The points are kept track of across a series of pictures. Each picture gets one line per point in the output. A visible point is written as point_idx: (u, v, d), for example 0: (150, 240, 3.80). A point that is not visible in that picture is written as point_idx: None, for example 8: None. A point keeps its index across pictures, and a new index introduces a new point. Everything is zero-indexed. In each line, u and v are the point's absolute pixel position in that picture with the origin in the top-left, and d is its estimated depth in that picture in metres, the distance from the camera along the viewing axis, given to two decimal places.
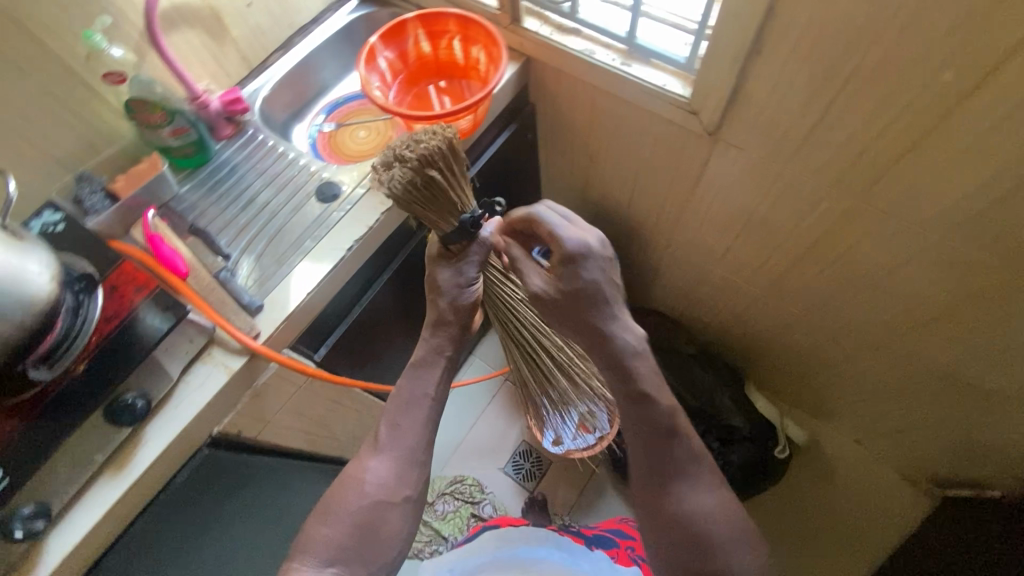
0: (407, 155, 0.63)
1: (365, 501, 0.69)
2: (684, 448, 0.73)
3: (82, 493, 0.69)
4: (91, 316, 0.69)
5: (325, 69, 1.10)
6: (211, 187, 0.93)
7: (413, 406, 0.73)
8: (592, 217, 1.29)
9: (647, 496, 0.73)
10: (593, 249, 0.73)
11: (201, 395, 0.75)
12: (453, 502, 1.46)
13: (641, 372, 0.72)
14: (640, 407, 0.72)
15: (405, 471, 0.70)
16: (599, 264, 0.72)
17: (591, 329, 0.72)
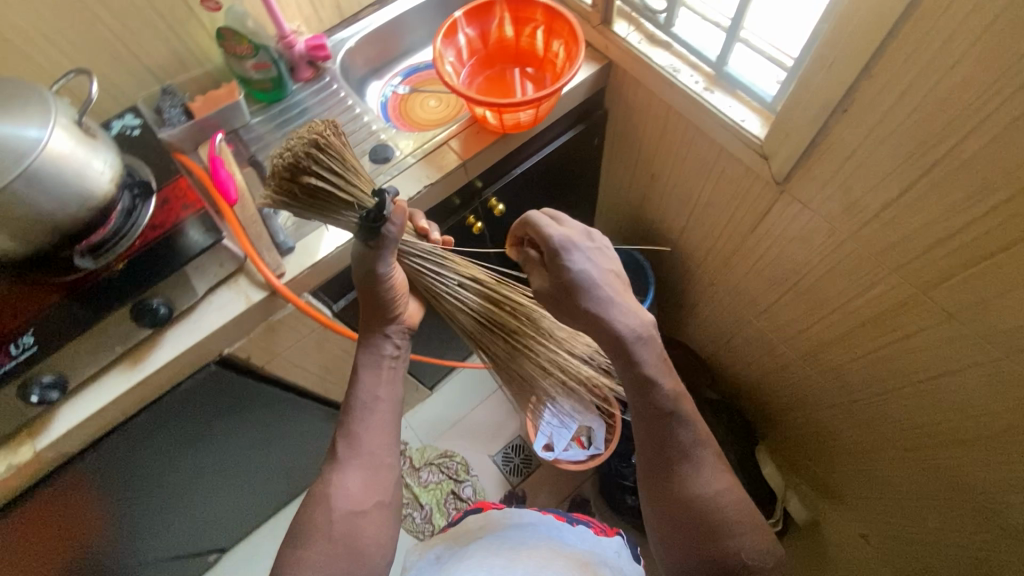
0: (274, 166, 0.61)
1: (336, 513, 0.64)
2: (694, 441, 0.66)
3: (99, 375, 0.76)
4: (140, 221, 0.74)
5: (412, 32, 1.12)
6: (279, 124, 0.97)
7: (371, 409, 0.69)
8: (641, 236, 1.26)
9: (655, 485, 0.67)
10: (582, 242, 0.69)
11: (220, 316, 0.79)
12: (437, 474, 1.50)
13: (644, 362, 0.66)
14: (643, 400, 0.66)
15: (371, 477, 0.67)
16: (587, 256, 0.68)
17: (585, 316, 0.66)
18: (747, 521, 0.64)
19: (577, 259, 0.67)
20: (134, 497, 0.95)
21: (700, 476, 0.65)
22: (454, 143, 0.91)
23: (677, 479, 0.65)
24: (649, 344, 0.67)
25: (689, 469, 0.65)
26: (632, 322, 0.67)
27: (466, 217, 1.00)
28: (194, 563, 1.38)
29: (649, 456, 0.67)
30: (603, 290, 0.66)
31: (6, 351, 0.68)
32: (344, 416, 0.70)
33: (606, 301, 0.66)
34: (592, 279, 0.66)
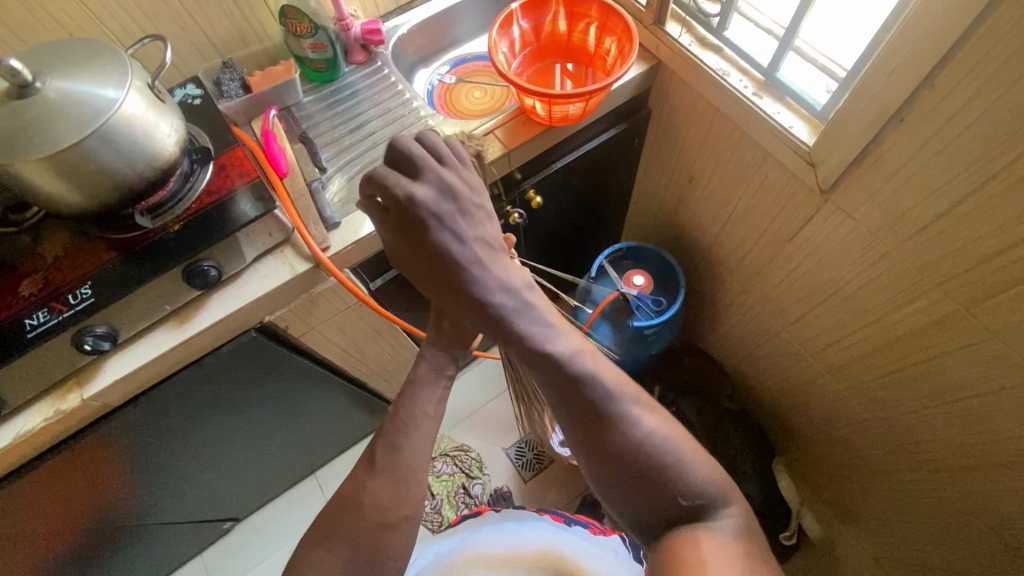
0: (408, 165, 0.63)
1: (361, 523, 0.65)
2: (605, 395, 0.62)
3: (146, 332, 0.78)
4: (197, 185, 0.77)
5: (463, 23, 1.14)
6: (330, 104, 1.00)
7: (416, 424, 0.70)
8: (674, 239, 1.26)
9: (586, 450, 0.63)
10: (458, 203, 0.59)
11: (265, 284, 0.82)
12: (452, 466, 1.51)
13: (535, 331, 0.60)
14: (547, 369, 0.61)
15: (402, 490, 0.67)
16: (463, 217, 0.59)
17: (461, 297, 0.59)
18: (684, 455, 0.63)
19: (446, 217, 0.58)
20: (165, 455, 0.98)
21: (630, 432, 0.62)
22: (500, 132, 0.93)
23: (608, 445, 0.62)
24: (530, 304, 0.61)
25: (616, 426, 0.62)
26: (513, 291, 0.60)
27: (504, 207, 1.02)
28: (210, 528, 1.42)
29: (575, 431, 0.64)
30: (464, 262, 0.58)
31: (65, 301, 0.71)
32: (388, 425, 0.70)
33: (477, 269, 0.59)
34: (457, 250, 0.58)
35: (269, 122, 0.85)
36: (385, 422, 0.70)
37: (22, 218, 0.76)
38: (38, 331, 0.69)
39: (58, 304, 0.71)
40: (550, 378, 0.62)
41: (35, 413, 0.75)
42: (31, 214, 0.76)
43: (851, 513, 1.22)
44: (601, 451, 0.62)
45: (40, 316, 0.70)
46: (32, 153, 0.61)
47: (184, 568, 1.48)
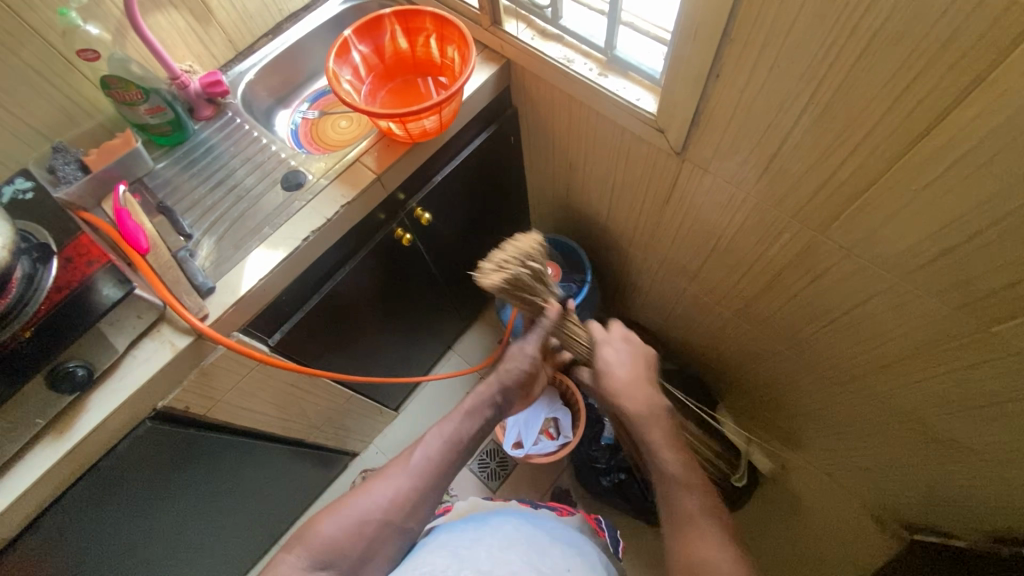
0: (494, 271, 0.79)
1: (368, 513, 0.72)
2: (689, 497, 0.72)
3: (23, 453, 0.72)
4: (43, 285, 0.71)
5: (315, 57, 1.12)
6: (185, 165, 0.95)
7: (452, 443, 0.79)
8: (574, 223, 1.29)
9: (669, 521, 0.72)
10: (616, 340, 0.89)
11: (145, 369, 0.77)
12: None
13: (636, 413, 0.79)
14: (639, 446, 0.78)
15: (414, 501, 0.75)
16: (618, 346, 0.88)
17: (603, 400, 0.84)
18: None
19: (607, 351, 0.87)
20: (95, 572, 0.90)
21: (700, 543, 0.67)
22: (366, 159, 0.91)
23: (679, 531, 0.70)
24: (657, 431, 0.78)
25: (693, 518, 0.70)
26: (636, 379, 0.83)
27: (392, 230, 1.01)
28: None
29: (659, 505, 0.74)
30: (624, 389, 0.82)
31: None
32: (432, 430, 0.80)
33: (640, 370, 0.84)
34: (630, 404, 0.81)
35: (121, 201, 0.82)
36: (435, 425, 0.80)
37: None
38: None
39: None
40: (655, 466, 0.76)
41: None
42: None
43: (795, 434, 1.26)
44: (681, 529, 0.70)
45: None
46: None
47: None
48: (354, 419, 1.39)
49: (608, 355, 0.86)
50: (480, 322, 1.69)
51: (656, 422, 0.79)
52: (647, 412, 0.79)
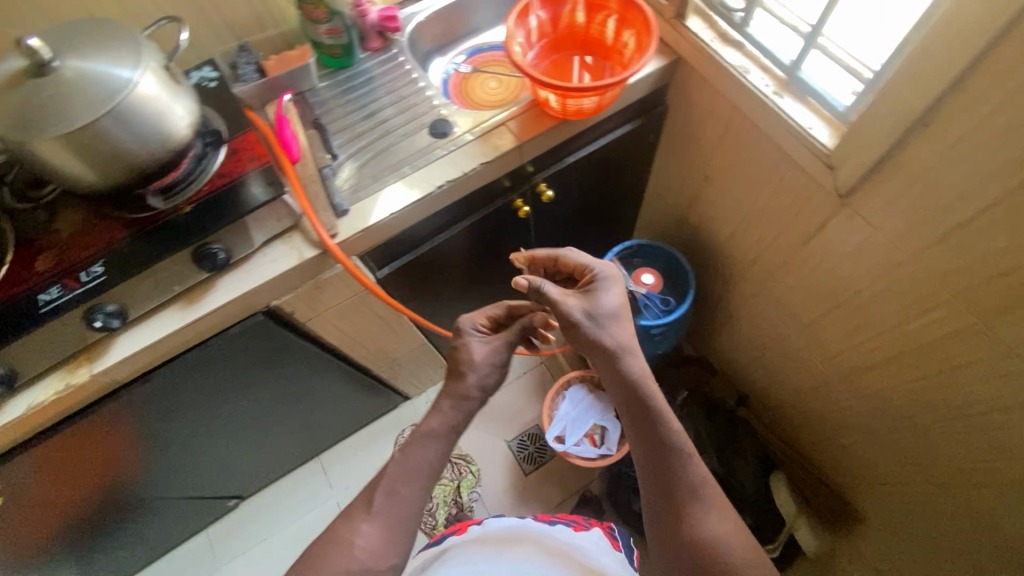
0: None
1: (354, 566, 0.68)
2: (702, 483, 0.76)
3: (156, 310, 0.79)
4: (209, 168, 0.78)
5: (479, 13, 1.15)
6: (344, 90, 0.99)
7: (417, 475, 0.74)
8: (687, 238, 1.24)
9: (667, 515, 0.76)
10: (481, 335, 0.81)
11: (273, 268, 0.82)
12: (451, 473, 1.51)
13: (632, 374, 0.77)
14: (661, 453, 0.76)
15: (392, 536, 0.71)
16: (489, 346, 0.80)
17: (610, 369, 0.78)
18: None
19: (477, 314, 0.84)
20: (173, 430, 0.99)
21: (709, 526, 0.73)
22: (512, 124, 0.91)
23: (685, 523, 0.74)
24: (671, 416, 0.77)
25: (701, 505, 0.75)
26: (618, 326, 0.78)
27: (515, 199, 1.01)
28: (215, 504, 1.45)
29: (690, 507, 0.75)
30: (626, 344, 0.78)
31: (77, 278, 0.72)
32: (389, 469, 0.75)
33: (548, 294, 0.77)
34: (639, 371, 0.78)
35: (285, 108, 0.89)
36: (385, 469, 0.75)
37: (39, 194, 0.78)
38: (51, 305, 0.71)
39: (70, 281, 0.72)
40: (668, 460, 0.76)
41: (46, 385, 0.76)
42: (47, 191, 0.78)
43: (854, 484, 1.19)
44: (691, 523, 0.74)
45: (53, 291, 0.71)
46: (42, 131, 0.62)
47: (190, 543, 1.53)
48: (418, 365, 1.44)
49: (602, 300, 0.79)
50: None
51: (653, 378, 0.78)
52: (606, 362, 0.78)
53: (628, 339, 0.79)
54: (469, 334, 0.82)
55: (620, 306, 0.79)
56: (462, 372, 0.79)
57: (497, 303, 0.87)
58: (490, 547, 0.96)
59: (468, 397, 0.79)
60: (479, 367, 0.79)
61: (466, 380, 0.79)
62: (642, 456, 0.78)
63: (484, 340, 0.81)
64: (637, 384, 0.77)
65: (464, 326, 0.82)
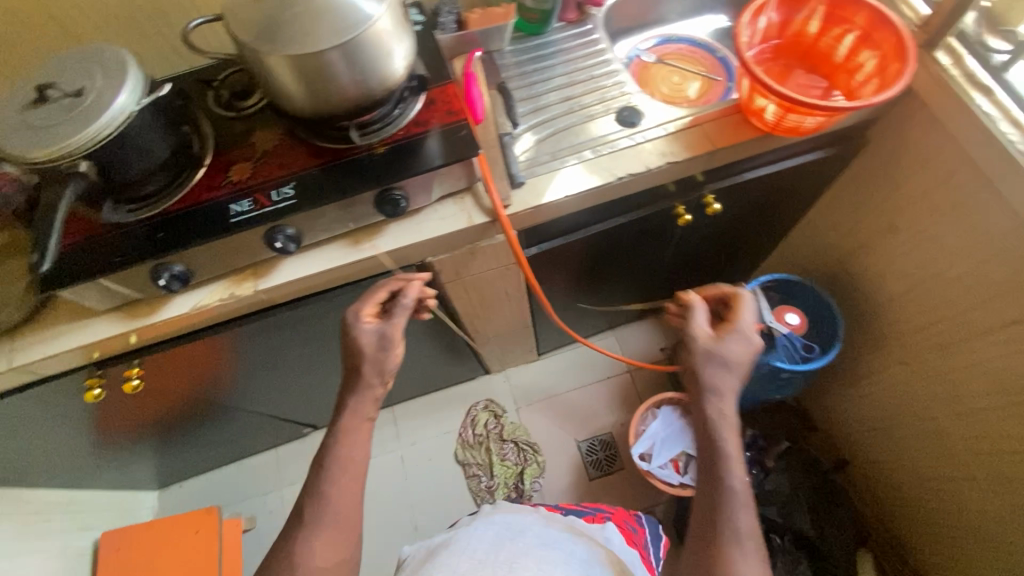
0: None
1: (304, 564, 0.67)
2: (743, 538, 0.64)
3: (325, 243, 0.80)
4: (406, 113, 0.76)
5: (676, 2, 1.09)
6: (532, 59, 0.97)
7: (343, 471, 0.71)
8: (839, 282, 1.15)
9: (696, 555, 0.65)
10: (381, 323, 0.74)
11: (441, 226, 0.81)
12: (518, 455, 1.51)
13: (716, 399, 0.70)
14: (707, 491, 0.67)
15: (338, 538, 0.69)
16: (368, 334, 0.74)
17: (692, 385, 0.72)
18: None
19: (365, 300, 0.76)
20: (295, 356, 1.02)
21: None
22: (707, 127, 0.85)
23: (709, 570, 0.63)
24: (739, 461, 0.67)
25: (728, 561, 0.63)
26: (726, 347, 0.71)
27: (676, 205, 0.94)
28: (293, 428, 1.51)
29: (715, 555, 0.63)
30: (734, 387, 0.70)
31: (268, 197, 0.73)
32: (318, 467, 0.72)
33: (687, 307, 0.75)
34: (727, 417, 0.69)
35: (473, 64, 0.88)
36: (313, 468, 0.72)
37: (243, 105, 0.79)
38: (240, 218, 0.72)
39: (261, 198, 0.73)
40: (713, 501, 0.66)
41: (213, 291, 0.79)
42: (250, 104, 0.79)
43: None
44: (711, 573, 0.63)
45: (244, 205, 0.72)
46: (277, 47, 0.61)
47: (260, 456, 1.60)
48: (512, 343, 1.43)
49: (728, 343, 0.70)
50: (653, 319, 1.63)
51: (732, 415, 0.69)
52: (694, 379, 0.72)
53: (732, 365, 0.70)
54: (360, 329, 0.74)
55: (738, 362, 0.70)
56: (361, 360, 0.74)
57: (376, 288, 0.78)
58: (505, 526, 0.86)
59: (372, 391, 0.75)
60: (372, 355, 0.73)
61: (365, 370, 0.74)
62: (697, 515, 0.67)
63: (375, 331, 0.74)
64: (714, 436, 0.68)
65: (351, 319, 0.74)
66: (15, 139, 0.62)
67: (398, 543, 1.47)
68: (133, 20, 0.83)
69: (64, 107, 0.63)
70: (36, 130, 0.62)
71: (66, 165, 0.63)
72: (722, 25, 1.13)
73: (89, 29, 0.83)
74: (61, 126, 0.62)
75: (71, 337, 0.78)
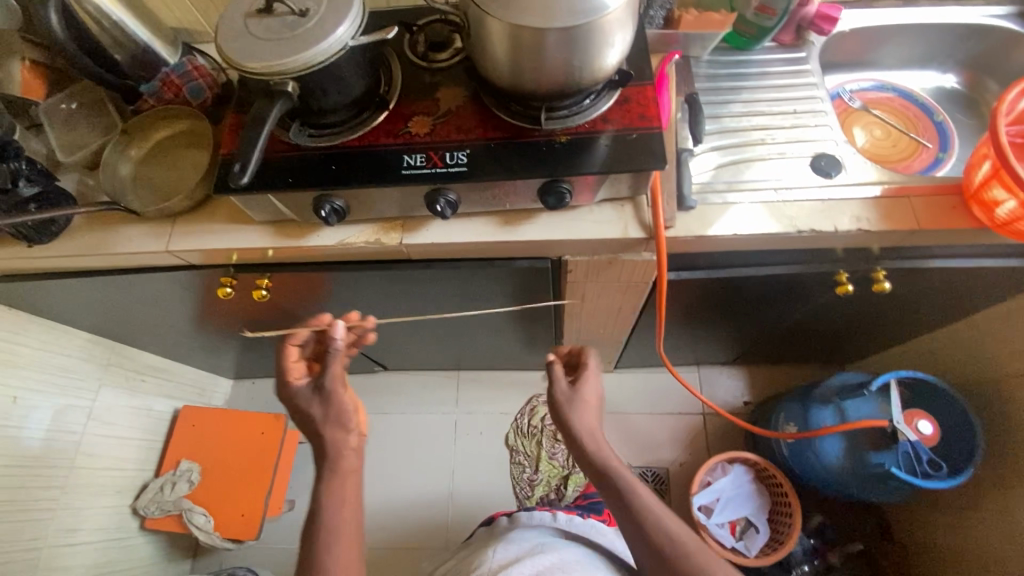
0: None
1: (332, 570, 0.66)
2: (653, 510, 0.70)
3: (475, 214, 0.79)
4: (597, 108, 0.73)
5: (902, 47, 0.97)
6: (730, 74, 0.89)
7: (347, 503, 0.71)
8: (990, 400, 1.02)
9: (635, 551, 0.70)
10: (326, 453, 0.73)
11: (594, 229, 0.77)
12: (567, 459, 1.51)
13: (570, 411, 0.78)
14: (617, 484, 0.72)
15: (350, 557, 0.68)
16: (310, 397, 0.74)
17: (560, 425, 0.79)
18: None
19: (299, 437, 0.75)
20: (402, 307, 1.03)
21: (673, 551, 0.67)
22: (916, 201, 0.75)
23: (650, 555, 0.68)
24: (610, 451, 0.75)
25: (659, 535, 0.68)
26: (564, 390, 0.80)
27: (840, 272, 0.85)
28: (366, 364, 1.56)
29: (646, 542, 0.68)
30: (588, 418, 0.78)
31: (442, 157, 0.72)
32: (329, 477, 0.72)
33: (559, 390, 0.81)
34: (586, 425, 0.77)
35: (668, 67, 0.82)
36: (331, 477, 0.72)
37: (436, 58, 0.79)
38: (410, 171, 0.72)
39: (435, 158, 0.72)
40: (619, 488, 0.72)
41: (361, 231, 0.79)
42: (444, 59, 0.78)
43: None
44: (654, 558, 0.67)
45: (417, 159, 0.72)
46: (505, 14, 0.59)
47: None
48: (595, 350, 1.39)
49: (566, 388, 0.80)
50: (743, 368, 1.54)
51: (582, 412, 0.78)
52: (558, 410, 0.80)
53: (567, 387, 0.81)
54: (298, 393, 0.75)
55: (586, 384, 0.81)
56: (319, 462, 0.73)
57: (285, 344, 0.79)
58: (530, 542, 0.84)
59: (349, 439, 0.74)
60: (324, 412, 0.73)
61: (329, 440, 0.73)
62: (617, 522, 0.72)
63: (310, 391, 0.75)
64: (598, 474, 0.74)
65: (285, 386, 0.77)
66: (240, 46, 0.63)
67: (430, 502, 1.51)
68: None
69: (286, 23, 0.64)
70: (259, 42, 0.63)
71: (274, 81, 0.64)
72: (946, 85, 1.00)
73: None
74: (284, 42, 0.63)
75: (225, 237, 0.81)
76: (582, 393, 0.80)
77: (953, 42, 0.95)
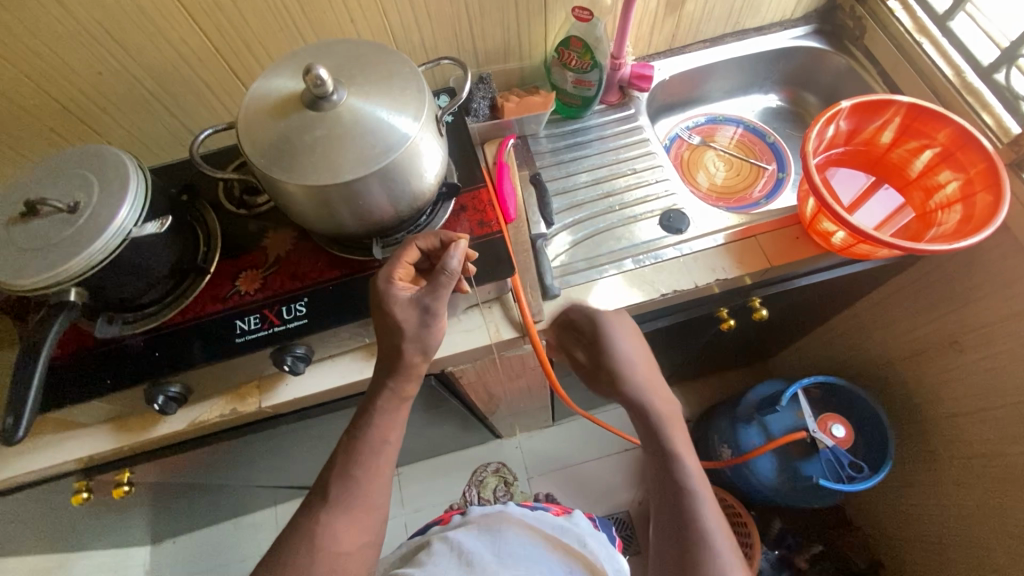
0: None
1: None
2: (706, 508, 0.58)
3: (336, 355, 0.73)
4: (434, 223, 0.69)
5: (722, 80, 1.02)
6: (568, 144, 0.90)
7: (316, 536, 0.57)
8: (889, 382, 1.07)
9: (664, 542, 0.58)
10: (398, 302, 0.56)
11: (464, 340, 0.73)
12: None
13: (616, 354, 0.64)
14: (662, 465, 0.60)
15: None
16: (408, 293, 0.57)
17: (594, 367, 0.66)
18: None
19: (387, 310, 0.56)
20: (298, 447, 0.95)
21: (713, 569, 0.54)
22: (764, 239, 0.77)
23: (685, 553, 0.56)
24: (676, 431, 0.62)
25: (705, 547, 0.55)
26: (621, 340, 0.64)
27: (720, 310, 0.83)
28: (293, 492, 1.43)
29: (688, 538, 0.56)
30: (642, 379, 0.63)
31: (278, 313, 0.66)
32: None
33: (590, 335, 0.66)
34: (647, 388, 0.63)
35: (506, 153, 0.81)
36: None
37: (255, 202, 0.73)
38: (246, 338, 0.65)
39: (271, 315, 0.66)
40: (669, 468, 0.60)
41: (214, 404, 0.72)
42: (265, 203, 0.73)
43: None
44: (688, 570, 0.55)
45: (251, 321, 0.66)
46: (295, 173, 0.54)
47: (259, 514, 1.53)
48: (525, 414, 1.35)
49: (617, 335, 0.64)
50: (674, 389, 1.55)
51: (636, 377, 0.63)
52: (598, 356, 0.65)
53: (623, 331, 0.65)
54: (387, 283, 0.57)
55: (635, 337, 0.65)
56: (399, 341, 0.56)
57: (403, 245, 0.60)
58: (504, 538, 0.74)
59: (405, 305, 0.56)
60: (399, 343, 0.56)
61: (405, 352, 0.56)
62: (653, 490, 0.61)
63: (401, 297, 0.56)
64: (655, 431, 0.62)
65: (381, 293, 0.56)
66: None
67: None
68: (142, 102, 0.77)
69: (51, 225, 0.57)
70: (21, 253, 0.55)
71: (53, 293, 0.56)
72: (772, 104, 1.06)
73: (96, 109, 0.76)
74: (50, 249, 0.55)
75: (59, 453, 0.71)
76: (637, 349, 0.65)
77: (765, 66, 1.01)
